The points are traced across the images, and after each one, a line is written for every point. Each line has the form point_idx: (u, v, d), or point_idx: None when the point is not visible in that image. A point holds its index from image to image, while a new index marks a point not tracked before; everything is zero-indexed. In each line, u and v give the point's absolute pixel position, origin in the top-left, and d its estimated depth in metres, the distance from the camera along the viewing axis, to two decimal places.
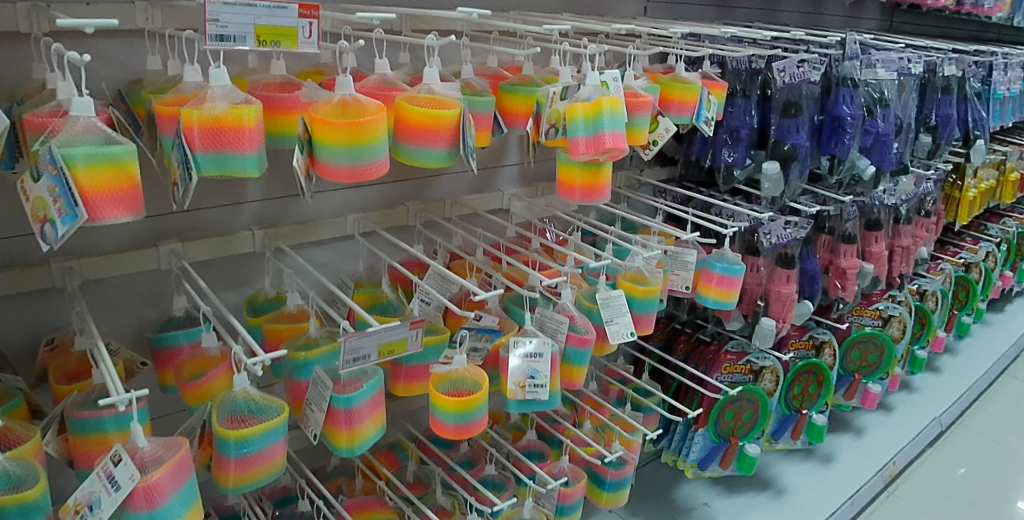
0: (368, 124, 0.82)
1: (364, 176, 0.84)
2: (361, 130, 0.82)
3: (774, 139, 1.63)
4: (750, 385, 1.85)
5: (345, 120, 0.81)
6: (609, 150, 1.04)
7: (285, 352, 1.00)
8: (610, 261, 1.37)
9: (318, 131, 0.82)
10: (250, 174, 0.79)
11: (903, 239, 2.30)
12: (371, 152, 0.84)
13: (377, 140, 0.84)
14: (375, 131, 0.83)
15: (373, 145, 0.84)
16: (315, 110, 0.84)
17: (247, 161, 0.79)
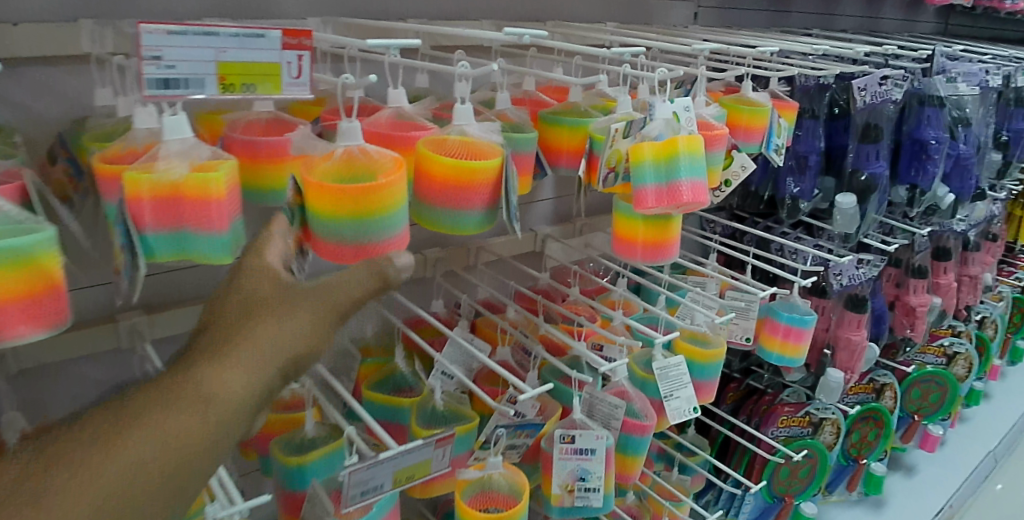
0: (380, 191, 0.65)
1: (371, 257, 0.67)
2: (371, 200, 0.65)
3: (850, 168, 1.41)
4: (810, 442, 1.54)
5: (350, 187, 0.64)
6: (685, 204, 0.86)
7: (275, 459, 0.80)
8: (670, 320, 1.12)
9: (311, 202, 0.65)
10: (221, 260, 0.61)
11: (972, 268, 2.07)
12: (383, 227, 0.66)
13: (392, 210, 0.66)
14: (389, 200, 0.66)
15: (386, 218, 0.66)
16: (312, 167, 0.67)
17: (216, 243, 0.60)
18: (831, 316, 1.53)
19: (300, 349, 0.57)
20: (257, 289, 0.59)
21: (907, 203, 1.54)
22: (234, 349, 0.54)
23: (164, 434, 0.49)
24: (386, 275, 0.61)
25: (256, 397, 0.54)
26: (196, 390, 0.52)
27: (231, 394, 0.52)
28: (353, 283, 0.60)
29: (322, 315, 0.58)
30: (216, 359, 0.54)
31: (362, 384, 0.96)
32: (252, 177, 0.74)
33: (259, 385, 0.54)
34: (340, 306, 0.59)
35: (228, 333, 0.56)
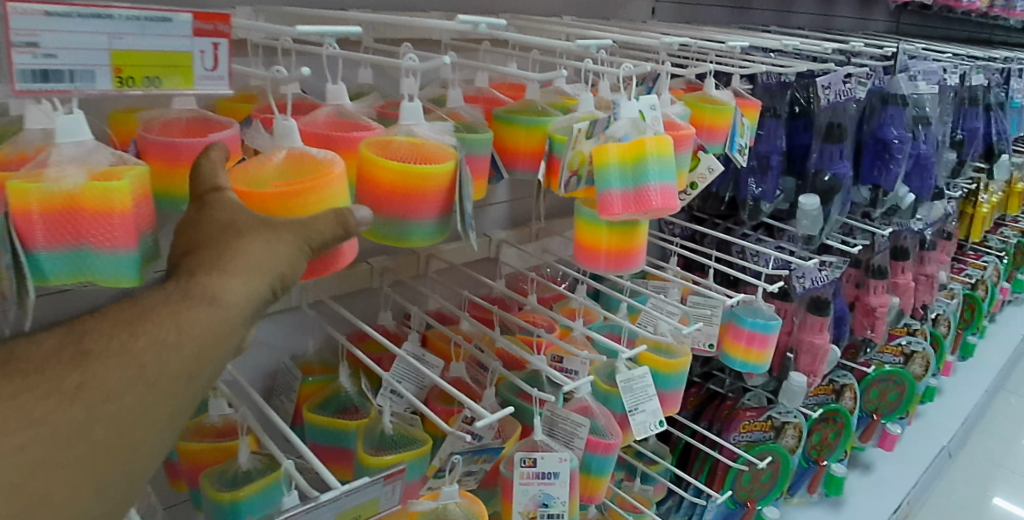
0: (298, 196, 0.60)
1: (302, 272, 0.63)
2: (290, 207, 0.60)
3: (813, 168, 1.38)
4: (773, 447, 1.48)
5: (263, 192, 0.60)
6: (654, 211, 0.81)
7: (205, 496, 0.73)
8: (633, 329, 1.06)
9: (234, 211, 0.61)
10: (126, 281, 0.55)
11: (929, 266, 2.08)
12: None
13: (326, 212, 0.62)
14: (314, 206, 0.61)
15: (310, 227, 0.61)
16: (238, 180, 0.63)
17: (121, 262, 0.55)
18: (794, 319, 1.49)
19: (288, 269, 0.53)
20: (234, 217, 0.54)
21: (870, 204, 1.53)
22: (221, 264, 0.51)
23: (165, 332, 0.46)
24: (349, 218, 0.56)
25: (248, 312, 0.50)
26: (188, 298, 0.48)
27: (222, 306, 0.48)
28: (328, 218, 0.56)
29: (306, 238, 0.55)
30: (202, 274, 0.50)
31: (305, 405, 0.88)
32: (170, 185, 0.67)
33: (247, 304, 0.50)
34: (322, 232, 0.55)
35: (210, 251, 0.51)
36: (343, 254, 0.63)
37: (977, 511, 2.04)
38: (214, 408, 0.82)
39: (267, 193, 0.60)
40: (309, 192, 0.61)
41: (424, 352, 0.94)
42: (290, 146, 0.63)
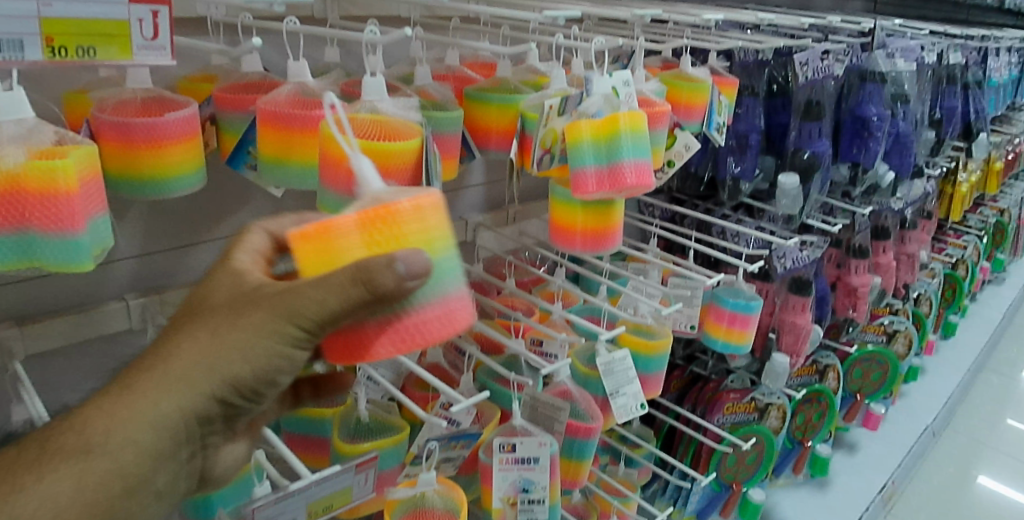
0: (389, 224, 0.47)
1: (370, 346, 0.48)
2: (359, 243, 0.46)
3: (792, 147, 1.37)
4: (757, 428, 1.49)
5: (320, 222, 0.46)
6: (629, 188, 0.79)
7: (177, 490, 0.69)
8: (613, 312, 1.05)
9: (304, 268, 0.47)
10: (77, 266, 0.55)
11: (911, 246, 2.08)
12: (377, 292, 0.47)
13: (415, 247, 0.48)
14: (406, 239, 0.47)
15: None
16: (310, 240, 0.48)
17: (70, 248, 0.54)
18: (775, 300, 1.48)
19: (235, 374, 0.46)
20: (216, 293, 0.49)
21: (849, 182, 1.52)
22: (146, 380, 0.47)
23: (53, 484, 0.44)
24: (369, 274, 0.43)
25: (178, 427, 0.47)
26: (99, 411, 0.46)
27: (134, 428, 0.46)
28: (330, 295, 0.44)
29: (268, 333, 0.46)
30: (114, 401, 0.46)
31: None
32: (126, 165, 0.66)
33: (168, 417, 0.47)
34: (296, 317, 0.45)
35: (160, 348, 0.48)
36: (432, 323, 0.49)
37: (961, 489, 2.05)
38: None
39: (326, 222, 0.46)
40: (383, 221, 0.47)
41: None
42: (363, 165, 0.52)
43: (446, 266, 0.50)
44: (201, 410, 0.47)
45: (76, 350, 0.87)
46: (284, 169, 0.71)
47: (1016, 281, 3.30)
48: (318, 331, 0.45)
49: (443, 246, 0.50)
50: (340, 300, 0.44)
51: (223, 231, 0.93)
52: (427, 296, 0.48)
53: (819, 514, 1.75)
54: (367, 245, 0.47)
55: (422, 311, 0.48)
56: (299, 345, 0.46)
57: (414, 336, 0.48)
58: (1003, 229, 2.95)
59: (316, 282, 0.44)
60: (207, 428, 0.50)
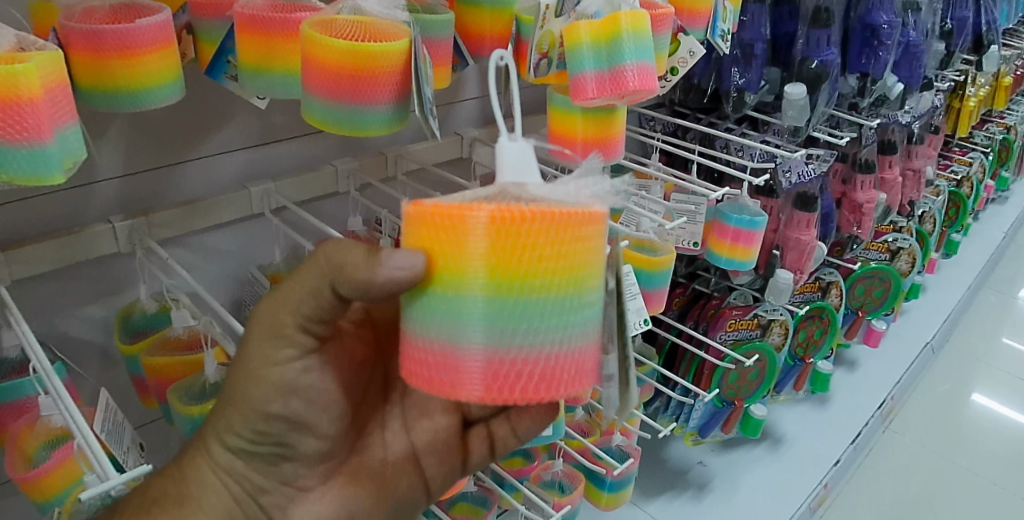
0: (519, 244, 0.43)
1: (466, 383, 0.45)
2: (481, 249, 0.44)
3: (800, 56, 1.30)
4: (760, 345, 1.46)
5: (456, 208, 0.44)
6: (631, 93, 0.75)
7: (176, 409, 0.75)
8: (616, 228, 1.01)
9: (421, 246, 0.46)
10: (49, 179, 0.53)
11: (916, 161, 2.04)
12: (480, 314, 0.44)
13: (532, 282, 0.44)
14: (527, 264, 0.44)
15: (496, 300, 0.44)
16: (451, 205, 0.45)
17: (39, 159, 0.53)
18: (780, 216, 1.46)
19: (232, 414, 0.57)
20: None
21: (857, 94, 1.47)
22: (189, 451, 0.61)
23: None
24: (325, 257, 0.50)
25: (214, 482, 0.59)
26: (165, 477, 0.61)
27: (184, 488, 0.59)
28: (293, 289, 0.53)
29: (245, 358, 0.56)
30: (170, 475, 0.61)
31: None
32: (96, 76, 0.62)
33: (207, 478, 0.59)
34: (264, 329, 0.55)
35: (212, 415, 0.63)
36: (528, 374, 0.46)
37: (958, 404, 2.08)
38: (177, 321, 0.82)
39: (460, 209, 0.44)
40: (508, 234, 0.43)
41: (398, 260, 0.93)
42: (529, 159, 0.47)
43: (569, 311, 0.46)
44: (226, 458, 0.59)
45: (67, 273, 0.85)
46: (268, 77, 0.68)
47: (1019, 201, 3.26)
48: (276, 327, 0.54)
49: (575, 288, 0.46)
50: (302, 284, 0.52)
51: (209, 149, 0.90)
52: (536, 346, 0.45)
53: (816, 429, 1.78)
54: (485, 254, 0.44)
55: (523, 359, 0.45)
56: (274, 360, 0.55)
57: (508, 386, 0.45)
58: (1009, 147, 2.88)
59: (290, 282, 0.53)
60: (249, 483, 0.60)
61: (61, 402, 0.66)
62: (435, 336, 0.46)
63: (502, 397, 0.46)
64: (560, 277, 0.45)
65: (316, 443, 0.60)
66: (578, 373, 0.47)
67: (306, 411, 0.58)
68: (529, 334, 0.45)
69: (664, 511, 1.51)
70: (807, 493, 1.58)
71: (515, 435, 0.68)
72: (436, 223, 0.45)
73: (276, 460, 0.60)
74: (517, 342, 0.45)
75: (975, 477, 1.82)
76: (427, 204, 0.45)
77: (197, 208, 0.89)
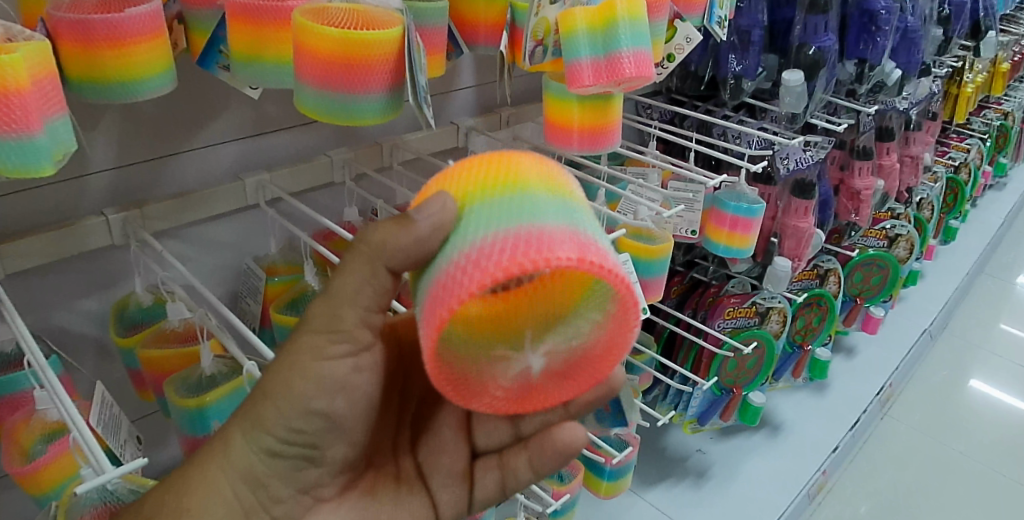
0: (500, 162, 0.50)
1: (496, 261, 0.43)
2: (467, 176, 0.50)
3: (798, 42, 1.29)
4: (759, 332, 1.46)
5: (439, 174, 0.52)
6: (628, 80, 0.75)
7: (172, 402, 0.75)
8: (613, 216, 1.00)
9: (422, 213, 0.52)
10: (37, 170, 0.53)
11: (914, 148, 2.03)
12: (487, 208, 0.47)
13: (528, 184, 0.48)
14: (514, 170, 0.49)
15: (500, 197, 0.47)
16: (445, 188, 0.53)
17: (28, 150, 0.52)
18: (778, 203, 1.45)
19: (268, 410, 0.53)
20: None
21: (855, 80, 1.47)
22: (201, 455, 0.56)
23: None
24: (370, 236, 0.48)
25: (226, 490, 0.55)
26: (167, 488, 0.56)
27: (188, 499, 0.54)
28: (346, 282, 0.50)
29: (291, 353, 0.52)
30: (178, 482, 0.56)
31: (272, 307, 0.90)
32: (87, 67, 0.61)
33: (223, 485, 0.55)
34: (317, 323, 0.51)
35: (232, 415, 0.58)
36: (556, 241, 0.43)
37: (955, 390, 2.08)
38: (172, 313, 0.81)
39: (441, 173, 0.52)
40: (490, 162, 0.51)
41: None
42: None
43: (573, 210, 0.48)
44: (246, 462, 0.55)
45: (62, 266, 0.85)
46: (260, 66, 0.67)
47: (1016, 187, 3.25)
48: (329, 321, 0.51)
49: (568, 197, 0.50)
50: (352, 279, 0.50)
51: (203, 141, 0.90)
52: (552, 221, 0.45)
53: (815, 415, 1.78)
54: (476, 176, 0.50)
55: (545, 229, 0.44)
56: (325, 355, 0.52)
57: (539, 250, 0.43)
58: (1007, 133, 2.87)
59: (337, 280, 0.51)
60: (265, 491, 0.56)
61: (56, 397, 0.65)
62: (458, 251, 0.45)
63: (533, 265, 0.42)
64: (553, 186, 0.49)
65: (344, 450, 0.58)
66: (608, 255, 0.45)
67: (345, 412, 0.55)
68: (542, 213, 0.46)
69: (664, 499, 1.51)
70: (805, 480, 1.59)
71: (532, 469, 0.63)
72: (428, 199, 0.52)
73: (299, 466, 0.56)
74: (531, 218, 0.45)
75: (972, 462, 1.83)
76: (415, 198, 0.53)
77: (191, 200, 0.88)
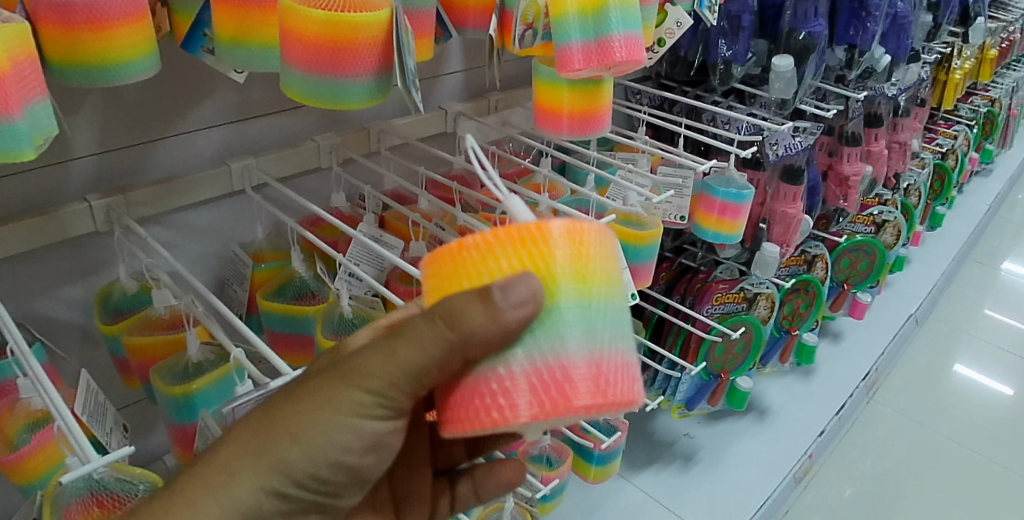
0: (541, 250, 0.47)
1: (517, 400, 0.46)
2: (537, 246, 0.47)
3: (788, 27, 1.29)
4: (746, 318, 1.47)
5: (505, 228, 0.48)
6: (618, 64, 0.75)
7: (160, 390, 0.74)
8: (602, 201, 0.99)
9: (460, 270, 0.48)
10: (19, 155, 0.52)
11: (903, 134, 2.02)
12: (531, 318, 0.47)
13: (567, 289, 0.47)
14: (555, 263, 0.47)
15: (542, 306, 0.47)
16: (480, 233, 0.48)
17: (9, 135, 0.51)
18: (766, 189, 1.45)
19: (293, 453, 0.50)
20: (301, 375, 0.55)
21: (844, 66, 1.47)
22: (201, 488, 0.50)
23: None
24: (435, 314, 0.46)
25: None
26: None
27: None
28: (411, 353, 0.47)
29: (332, 400, 0.50)
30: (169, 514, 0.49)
31: (259, 293, 0.89)
32: (68, 51, 0.60)
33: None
34: (370, 381, 0.48)
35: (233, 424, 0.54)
36: (582, 385, 0.47)
37: (939, 374, 2.10)
38: (158, 300, 0.81)
39: (509, 227, 0.48)
40: (561, 238, 0.48)
41: (381, 233, 0.92)
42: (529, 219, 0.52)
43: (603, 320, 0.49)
44: (249, 499, 0.50)
45: (47, 253, 0.84)
46: (245, 48, 0.66)
47: (1001, 173, 3.27)
48: (383, 387, 0.48)
49: (602, 288, 0.49)
50: (418, 354, 0.47)
51: (188, 125, 0.88)
52: (581, 345, 0.47)
53: (802, 400, 1.80)
54: (537, 254, 0.47)
55: (572, 366, 0.47)
56: (366, 415, 0.49)
57: (563, 397, 0.46)
58: (994, 120, 2.88)
59: (400, 341, 0.47)
60: None
61: (41, 387, 0.64)
62: (494, 367, 0.47)
63: (554, 411, 0.46)
64: (586, 284, 0.48)
65: (356, 499, 0.56)
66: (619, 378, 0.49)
67: (370, 467, 0.53)
68: (576, 331, 0.47)
69: (652, 483, 1.52)
70: (792, 464, 1.60)
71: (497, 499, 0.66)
72: (481, 251, 0.48)
73: (306, 510, 0.53)
74: (562, 347, 0.47)
75: (956, 445, 1.85)
76: (470, 240, 0.48)
77: (176, 186, 0.87)
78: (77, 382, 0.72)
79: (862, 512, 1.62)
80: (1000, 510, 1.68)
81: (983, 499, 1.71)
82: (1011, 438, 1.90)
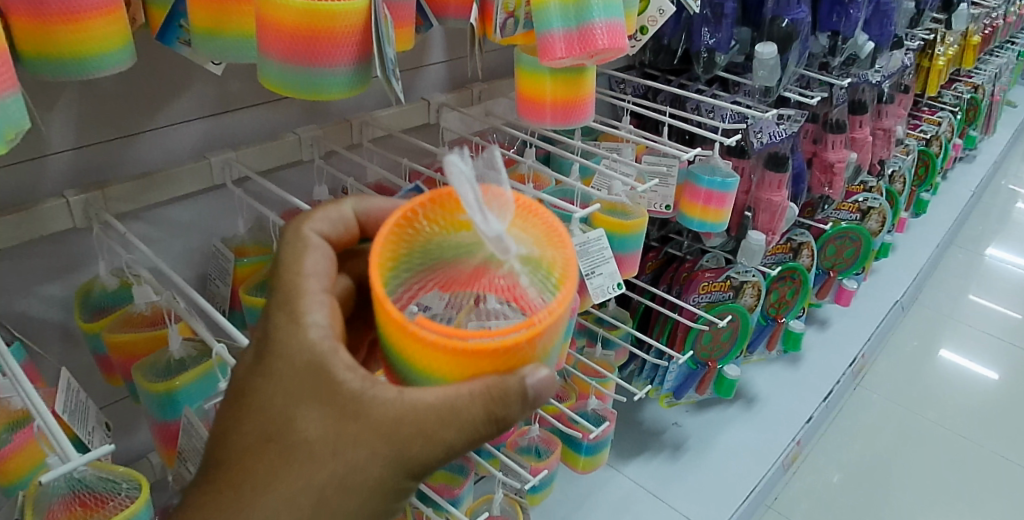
0: (535, 343, 0.43)
1: None
2: (554, 334, 0.44)
3: (770, 15, 1.29)
4: (733, 306, 1.48)
5: (535, 326, 0.42)
6: (601, 52, 0.74)
7: (142, 389, 0.73)
8: (586, 191, 0.98)
9: (451, 362, 0.43)
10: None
11: (887, 120, 2.03)
12: None
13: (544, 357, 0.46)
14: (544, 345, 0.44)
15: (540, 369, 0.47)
16: (461, 337, 0.42)
17: None
18: (751, 177, 1.45)
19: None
20: (299, 419, 0.46)
21: (828, 53, 1.47)
22: None
23: None
24: (502, 419, 0.43)
25: None
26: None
27: None
28: (466, 440, 0.44)
29: (376, 477, 0.46)
30: None
31: (241, 288, 0.88)
32: (42, 44, 0.59)
33: None
34: (414, 464, 0.45)
35: (257, 488, 0.47)
36: None
37: (926, 360, 2.12)
38: (139, 297, 0.80)
39: (539, 326, 0.42)
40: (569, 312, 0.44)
41: None
42: (517, 251, 0.46)
43: None
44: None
45: (23, 250, 0.83)
46: (223, 40, 0.65)
47: (985, 159, 3.29)
48: (430, 469, 0.46)
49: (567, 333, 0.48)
50: (475, 440, 0.44)
51: (165, 120, 0.87)
52: None
53: (790, 388, 1.81)
54: (521, 351, 0.43)
55: None
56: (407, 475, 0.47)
57: None
58: (977, 106, 2.89)
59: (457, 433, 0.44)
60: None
61: (19, 386, 0.63)
62: None
63: None
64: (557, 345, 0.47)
65: None
66: None
67: None
68: None
69: (641, 472, 1.53)
70: (780, 451, 1.61)
71: None
72: (503, 348, 0.42)
73: None
74: None
75: (943, 430, 1.87)
76: (496, 341, 0.42)
77: (154, 181, 0.86)
78: (60, 379, 0.71)
79: (850, 498, 1.63)
80: (986, 495, 1.70)
81: (970, 484, 1.72)
82: (997, 423, 1.92)
